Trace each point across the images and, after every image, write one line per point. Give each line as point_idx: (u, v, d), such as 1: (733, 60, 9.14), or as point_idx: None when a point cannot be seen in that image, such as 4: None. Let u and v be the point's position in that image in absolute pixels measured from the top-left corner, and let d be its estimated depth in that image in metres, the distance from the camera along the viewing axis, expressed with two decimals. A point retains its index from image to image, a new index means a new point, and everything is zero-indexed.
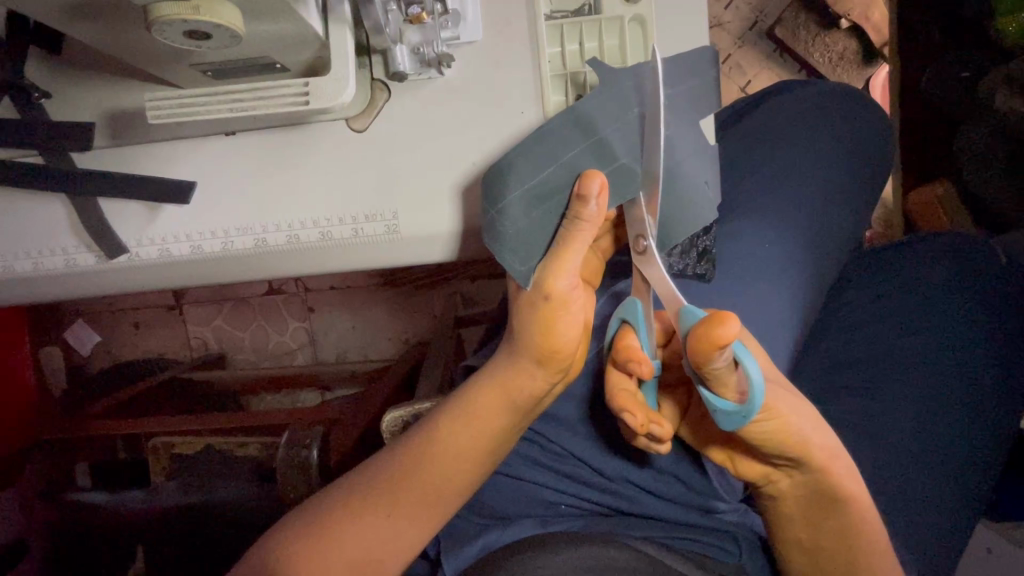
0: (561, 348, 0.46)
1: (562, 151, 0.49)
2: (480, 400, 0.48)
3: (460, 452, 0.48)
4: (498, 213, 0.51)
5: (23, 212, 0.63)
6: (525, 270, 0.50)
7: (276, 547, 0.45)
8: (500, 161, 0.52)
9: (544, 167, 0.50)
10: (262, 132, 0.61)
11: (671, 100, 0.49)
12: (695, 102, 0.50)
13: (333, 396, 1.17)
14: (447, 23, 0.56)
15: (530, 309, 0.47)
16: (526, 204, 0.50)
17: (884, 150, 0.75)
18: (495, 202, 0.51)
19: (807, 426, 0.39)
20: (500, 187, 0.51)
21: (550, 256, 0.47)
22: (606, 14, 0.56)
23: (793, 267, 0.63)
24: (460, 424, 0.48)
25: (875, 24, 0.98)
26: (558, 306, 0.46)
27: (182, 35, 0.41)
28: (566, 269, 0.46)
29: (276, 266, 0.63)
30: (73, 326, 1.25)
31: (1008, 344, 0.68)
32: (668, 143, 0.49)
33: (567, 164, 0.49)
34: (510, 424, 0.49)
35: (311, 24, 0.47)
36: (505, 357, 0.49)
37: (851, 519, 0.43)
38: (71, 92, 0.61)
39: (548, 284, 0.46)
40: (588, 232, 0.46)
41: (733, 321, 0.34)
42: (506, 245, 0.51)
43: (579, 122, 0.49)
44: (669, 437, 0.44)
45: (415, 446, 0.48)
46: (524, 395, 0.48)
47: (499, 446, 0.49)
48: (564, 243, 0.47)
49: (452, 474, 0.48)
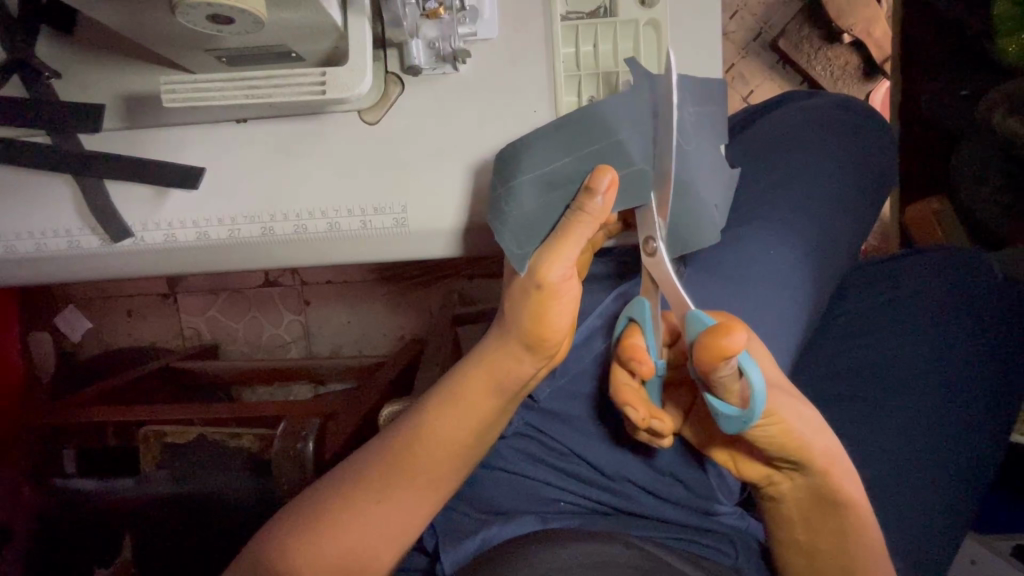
0: (550, 335, 0.46)
1: (581, 145, 0.51)
2: (470, 385, 0.48)
3: (451, 439, 0.47)
4: (509, 192, 0.53)
5: (29, 192, 0.63)
6: (522, 252, 0.51)
7: (275, 540, 0.45)
8: (518, 142, 0.54)
9: (561, 156, 0.51)
10: (274, 121, 0.61)
11: (693, 116, 0.50)
12: (710, 122, 0.52)
13: (325, 390, 1.17)
14: (465, 19, 0.56)
15: (524, 296, 0.47)
16: (537, 189, 0.52)
17: (885, 164, 0.76)
18: (507, 179, 0.54)
19: (807, 430, 0.40)
20: (515, 167, 0.54)
21: (547, 245, 0.47)
22: (621, 17, 0.57)
23: (796, 274, 0.64)
24: (449, 410, 0.48)
25: (876, 41, 0.99)
26: (549, 295, 0.46)
27: (206, 19, 0.41)
28: (561, 259, 0.46)
29: (280, 255, 0.62)
30: (64, 312, 1.23)
31: (1001, 358, 0.69)
32: (685, 151, 0.49)
33: (582, 157, 0.50)
34: (500, 408, 0.49)
35: (331, 13, 0.47)
36: (495, 342, 0.49)
37: (851, 523, 0.43)
38: (80, 73, 0.61)
39: (541, 273, 0.46)
40: (588, 226, 0.46)
41: (739, 332, 0.35)
42: (510, 227, 0.52)
43: (603, 121, 0.50)
44: (671, 429, 0.46)
45: (406, 433, 0.48)
46: (513, 380, 0.48)
47: (489, 429, 0.49)
48: (563, 233, 0.47)
49: (444, 460, 0.47)
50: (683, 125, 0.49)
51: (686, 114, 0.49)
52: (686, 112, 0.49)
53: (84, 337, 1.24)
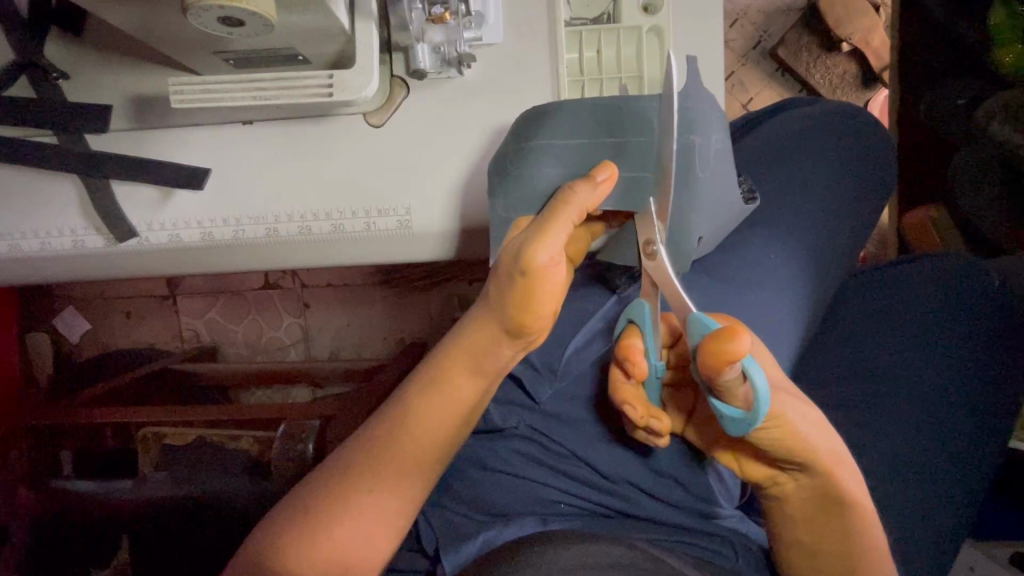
0: (533, 321, 0.45)
1: (603, 132, 0.52)
2: (448, 367, 0.48)
3: (432, 423, 0.48)
4: (520, 155, 0.54)
5: (34, 192, 0.63)
6: (507, 217, 0.54)
7: (271, 539, 0.45)
8: (548, 104, 0.55)
9: (581, 136, 0.53)
10: (281, 122, 0.61)
11: (716, 149, 0.52)
12: (725, 154, 0.53)
13: (324, 393, 1.17)
14: (470, 24, 0.55)
15: (508, 279, 0.44)
16: (552, 159, 0.53)
17: (884, 171, 0.76)
18: (525, 137, 0.55)
19: (813, 432, 0.40)
20: (535, 129, 0.55)
21: (534, 227, 0.44)
22: (625, 23, 0.58)
23: (794, 280, 0.64)
24: (430, 396, 0.48)
25: (875, 50, 1.02)
26: (536, 281, 0.43)
27: (217, 21, 0.41)
28: (549, 243, 0.43)
29: (285, 257, 0.63)
30: (62, 313, 1.23)
31: (998, 365, 0.69)
32: (696, 171, 0.51)
33: (601, 145, 0.52)
34: (480, 389, 0.49)
35: (339, 16, 0.48)
36: (472, 323, 0.47)
37: (853, 524, 0.43)
38: (87, 73, 0.62)
39: (528, 258, 0.42)
40: (575, 208, 0.45)
41: (744, 336, 0.35)
42: (520, 198, 0.53)
43: (635, 113, 0.50)
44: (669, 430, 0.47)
45: (388, 420, 0.48)
46: (491, 363, 0.48)
47: (472, 407, 0.49)
48: (550, 218, 0.44)
49: (426, 445, 0.48)
50: (704, 150, 0.50)
51: (709, 144, 0.51)
52: (709, 143, 0.51)
53: (83, 339, 1.24)
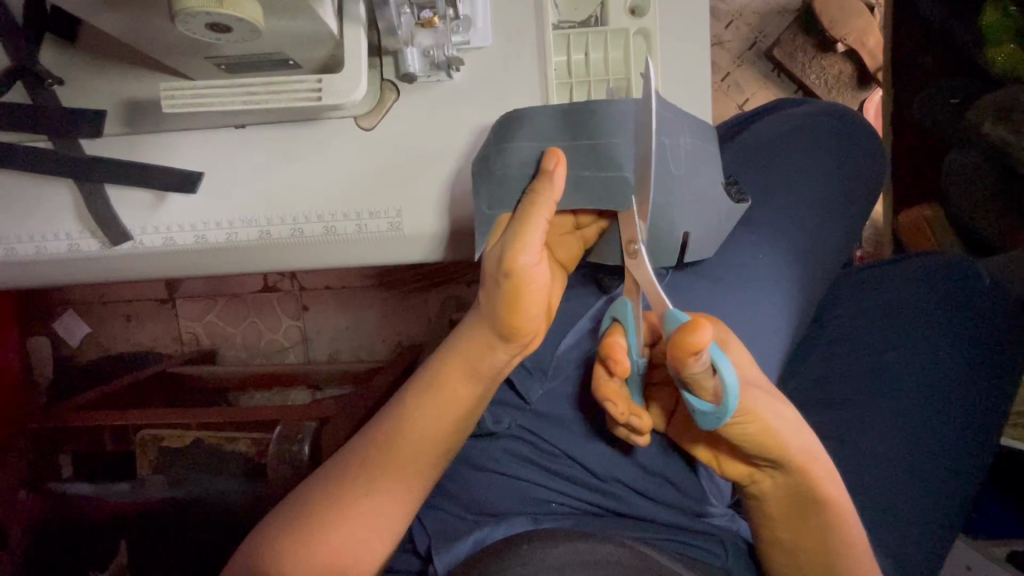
0: (524, 323, 0.45)
1: (579, 135, 0.51)
2: (445, 373, 0.48)
3: (429, 428, 0.48)
4: (501, 152, 0.54)
5: (31, 197, 0.63)
6: (490, 214, 0.54)
7: (266, 539, 0.45)
8: (520, 109, 0.54)
9: (560, 139, 0.52)
10: (273, 127, 0.62)
11: (689, 148, 0.52)
12: (706, 156, 0.54)
13: (323, 395, 1.17)
14: (458, 28, 0.57)
15: (497, 285, 0.45)
16: (534, 160, 0.53)
17: (875, 172, 0.77)
18: (501, 139, 0.54)
19: (786, 429, 0.41)
20: (513, 129, 0.54)
21: (513, 230, 0.45)
22: (612, 27, 0.59)
23: (783, 280, 0.65)
24: (427, 401, 0.48)
25: (870, 50, 0.99)
26: (521, 283, 0.44)
27: (204, 27, 0.42)
28: (529, 245, 0.44)
29: (279, 259, 0.63)
30: (63, 317, 1.24)
31: (988, 364, 0.70)
32: (674, 172, 0.51)
33: (579, 148, 0.51)
34: (477, 394, 0.49)
35: (327, 22, 0.49)
36: (469, 329, 0.48)
37: (831, 521, 0.44)
38: (83, 80, 0.62)
39: (511, 261, 0.43)
40: (544, 207, 0.46)
41: (706, 328, 0.35)
42: (507, 202, 0.53)
43: (609, 117, 0.50)
44: (649, 428, 0.48)
45: (388, 423, 0.48)
46: (486, 367, 0.48)
47: (469, 413, 0.49)
48: (526, 220, 0.46)
49: (422, 451, 0.48)
50: (676, 150, 0.51)
51: (679, 144, 0.51)
52: (680, 142, 0.51)
53: (83, 342, 1.24)
